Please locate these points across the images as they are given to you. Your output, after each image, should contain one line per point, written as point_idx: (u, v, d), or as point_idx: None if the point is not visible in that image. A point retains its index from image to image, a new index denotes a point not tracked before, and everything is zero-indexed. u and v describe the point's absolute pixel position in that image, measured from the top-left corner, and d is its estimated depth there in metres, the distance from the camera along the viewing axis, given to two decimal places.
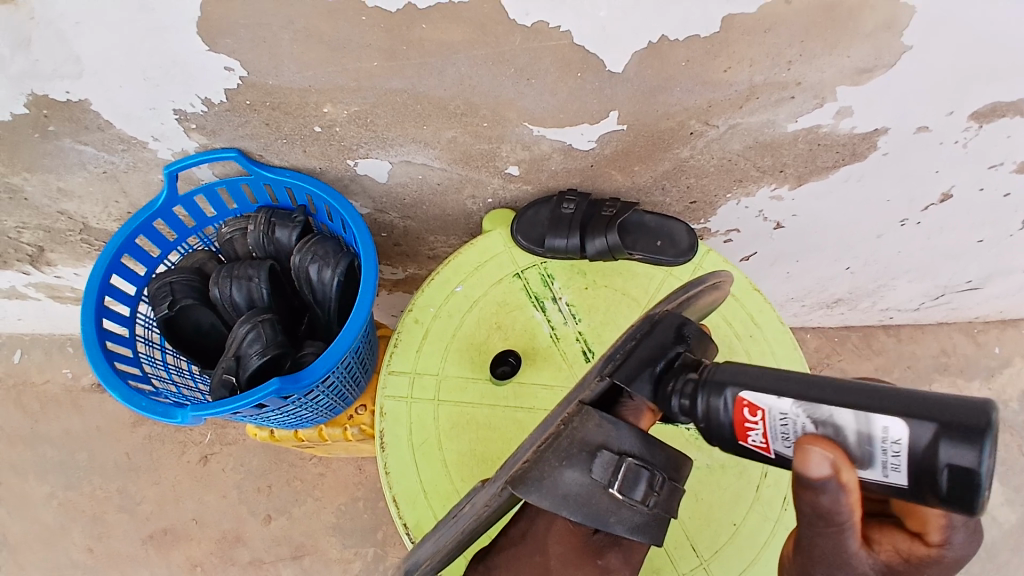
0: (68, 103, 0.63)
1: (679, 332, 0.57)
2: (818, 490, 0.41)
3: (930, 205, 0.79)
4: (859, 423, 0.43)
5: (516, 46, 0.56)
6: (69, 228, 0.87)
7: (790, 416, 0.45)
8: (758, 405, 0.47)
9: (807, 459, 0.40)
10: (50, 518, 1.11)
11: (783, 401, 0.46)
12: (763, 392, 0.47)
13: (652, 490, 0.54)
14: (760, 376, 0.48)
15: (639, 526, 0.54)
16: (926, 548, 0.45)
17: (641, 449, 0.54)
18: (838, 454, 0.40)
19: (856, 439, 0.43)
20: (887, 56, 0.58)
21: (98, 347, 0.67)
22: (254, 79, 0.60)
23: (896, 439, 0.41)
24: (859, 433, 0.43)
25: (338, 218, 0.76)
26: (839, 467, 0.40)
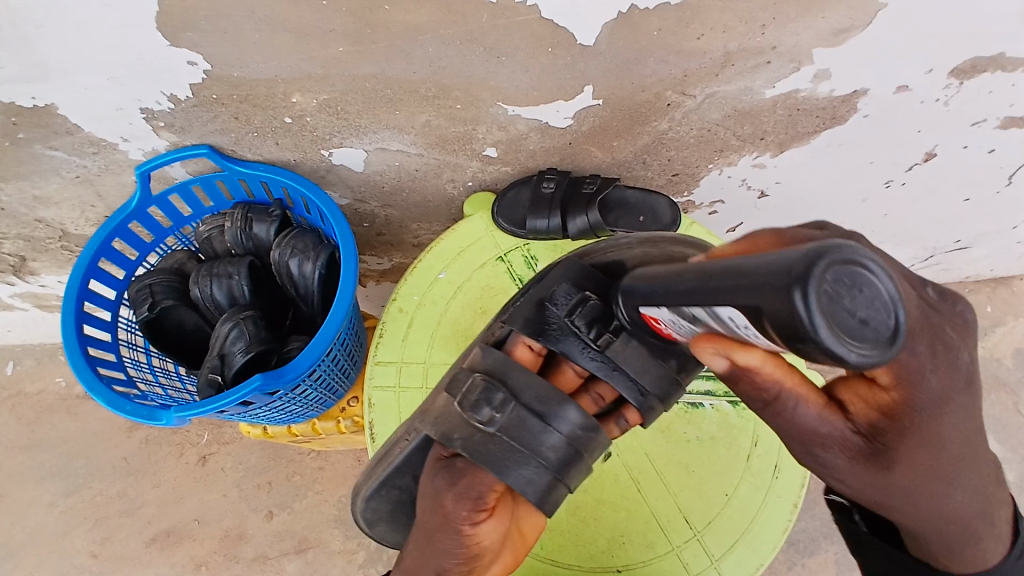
0: (34, 108, 0.62)
1: (572, 277, 0.65)
2: (741, 374, 0.45)
3: (914, 165, 0.78)
4: (710, 313, 0.39)
5: (485, 24, 0.55)
6: (47, 236, 0.86)
7: (675, 321, 0.47)
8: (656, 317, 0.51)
9: (704, 357, 0.45)
10: (51, 526, 1.11)
11: (661, 310, 0.47)
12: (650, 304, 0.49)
13: (493, 410, 0.59)
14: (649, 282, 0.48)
15: (477, 446, 0.58)
16: (886, 394, 0.42)
17: (496, 372, 0.61)
18: (724, 347, 0.43)
19: (725, 328, 0.40)
20: (862, 16, 0.57)
21: (80, 353, 0.66)
22: (219, 72, 0.59)
23: (742, 324, 0.36)
24: (720, 322, 0.39)
25: (315, 210, 0.75)
26: (729, 355, 0.43)
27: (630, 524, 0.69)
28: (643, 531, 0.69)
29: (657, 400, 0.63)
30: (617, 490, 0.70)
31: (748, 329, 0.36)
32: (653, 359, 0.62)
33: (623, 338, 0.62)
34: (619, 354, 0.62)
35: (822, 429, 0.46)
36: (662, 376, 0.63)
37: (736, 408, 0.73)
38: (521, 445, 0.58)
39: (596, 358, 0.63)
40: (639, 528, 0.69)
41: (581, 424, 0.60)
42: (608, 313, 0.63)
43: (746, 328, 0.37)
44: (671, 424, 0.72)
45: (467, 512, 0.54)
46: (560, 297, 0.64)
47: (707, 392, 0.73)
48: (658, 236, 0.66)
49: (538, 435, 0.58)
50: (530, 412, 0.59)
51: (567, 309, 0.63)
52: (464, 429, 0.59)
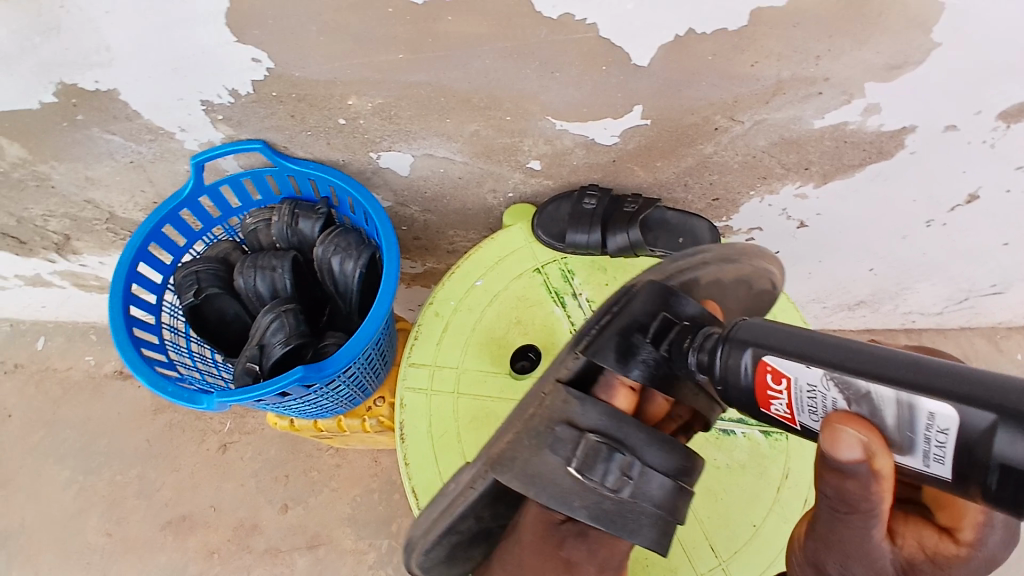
0: (97, 92, 0.64)
1: (659, 297, 0.59)
2: (846, 473, 0.39)
3: (956, 206, 0.78)
4: (900, 399, 0.39)
5: (541, 39, 0.56)
6: (95, 217, 0.88)
7: (817, 388, 0.43)
8: (784, 373, 0.45)
9: (837, 440, 0.39)
10: (69, 502, 1.13)
11: (811, 370, 0.43)
12: (788, 359, 0.45)
13: (623, 474, 0.55)
14: (783, 338, 0.46)
15: (609, 514, 0.54)
16: (956, 547, 0.45)
17: (609, 428, 0.56)
18: (870, 437, 0.39)
19: (894, 419, 0.40)
20: (916, 53, 0.57)
21: (125, 333, 0.68)
22: (280, 71, 0.61)
23: (943, 427, 0.38)
24: (898, 407, 0.39)
25: (360, 210, 0.76)
26: (872, 454, 0.39)
27: None
28: (667, 555, 0.68)
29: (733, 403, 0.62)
30: None
31: (938, 434, 0.38)
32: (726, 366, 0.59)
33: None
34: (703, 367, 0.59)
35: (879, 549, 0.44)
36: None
37: (768, 438, 0.72)
38: (632, 494, 0.55)
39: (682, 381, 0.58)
40: (662, 551, 0.68)
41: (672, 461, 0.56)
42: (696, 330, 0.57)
43: (937, 437, 0.38)
44: (700, 449, 0.72)
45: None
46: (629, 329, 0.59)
47: (739, 420, 0.73)
48: (724, 249, 0.68)
49: (646, 481, 0.55)
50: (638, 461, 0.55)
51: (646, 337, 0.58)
52: (588, 496, 0.54)
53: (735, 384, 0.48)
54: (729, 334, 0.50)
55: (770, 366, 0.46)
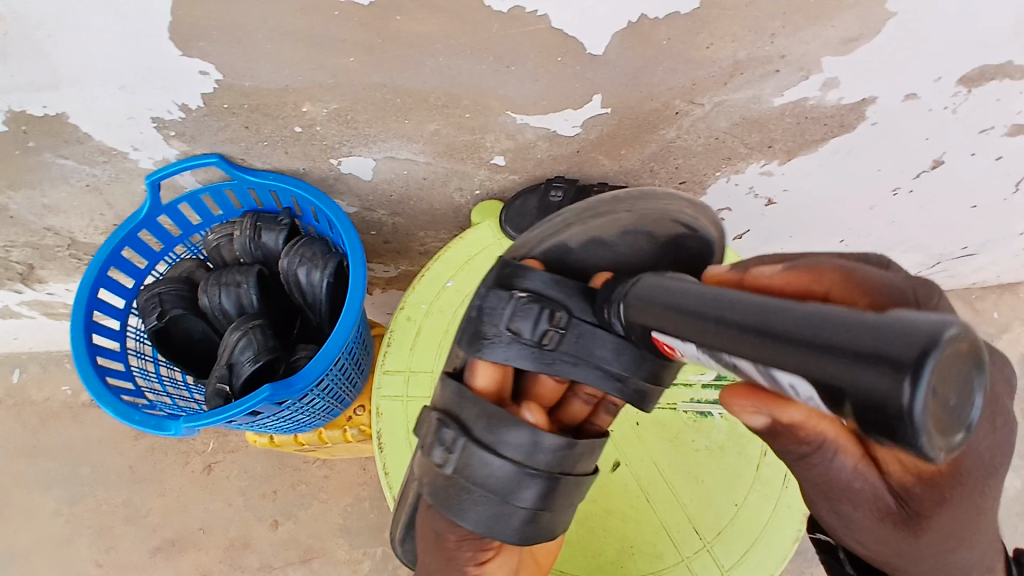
0: (45, 117, 0.62)
1: (501, 277, 0.58)
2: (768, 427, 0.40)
3: (921, 173, 0.78)
4: (762, 370, 0.31)
5: (495, 34, 0.55)
6: (56, 244, 0.86)
7: (701, 358, 0.37)
8: (674, 345, 0.40)
9: (737, 414, 0.39)
10: (54, 534, 1.11)
11: (689, 345, 0.37)
12: (669, 336, 0.40)
13: (446, 451, 0.53)
14: (652, 310, 0.41)
15: (440, 491, 0.54)
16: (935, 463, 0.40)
17: (455, 406, 0.56)
18: (773, 405, 0.37)
19: (764, 379, 0.32)
20: (870, 25, 0.57)
21: (89, 363, 0.66)
22: (231, 82, 0.59)
23: (808, 393, 0.28)
24: (766, 377, 0.31)
25: (324, 219, 0.75)
26: (771, 414, 0.38)
27: (639, 533, 0.69)
28: (653, 541, 0.69)
29: (635, 378, 0.56)
30: (626, 500, 0.70)
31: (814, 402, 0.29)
32: (632, 347, 0.55)
33: (575, 329, 0.55)
34: (586, 347, 0.55)
35: (855, 484, 0.42)
36: (661, 364, 0.56)
37: None
38: (482, 485, 0.52)
39: (554, 359, 0.56)
40: (648, 538, 0.69)
41: (527, 444, 0.53)
42: (551, 306, 0.55)
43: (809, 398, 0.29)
44: (679, 433, 0.72)
45: (473, 554, 0.54)
46: (501, 300, 0.56)
47: (715, 401, 0.73)
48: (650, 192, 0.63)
49: (487, 468, 0.52)
50: (497, 454, 0.52)
51: (508, 314, 0.56)
52: (428, 473, 0.55)
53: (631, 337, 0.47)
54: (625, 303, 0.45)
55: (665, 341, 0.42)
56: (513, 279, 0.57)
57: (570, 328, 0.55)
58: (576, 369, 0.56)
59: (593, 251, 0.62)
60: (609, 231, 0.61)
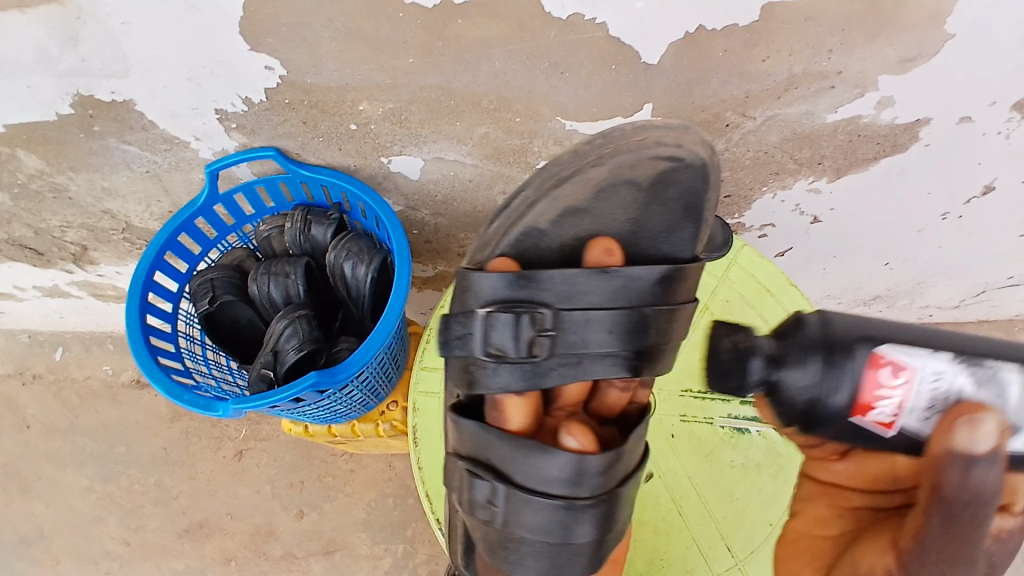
0: (113, 103, 0.65)
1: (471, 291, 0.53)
2: (973, 467, 0.38)
3: (971, 199, 0.77)
4: (1021, 379, 0.43)
5: (552, 40, 0.56)
6: (111, 227, 0.89)
7: (943, 375, 0.43)
8: (905, 364, 0.44)
9: (973, 433, 0.39)
10: (86, 510, 1.14)
11: (937, 358, 0.44)
12: (911, 350, 0.44)
13: (485, 496, 0.54)
14: (901, 334, 0.45)
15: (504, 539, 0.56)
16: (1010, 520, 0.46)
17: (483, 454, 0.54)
18: (1002, 426, 0.39)
19: (1015, 406, 0.43)
20: (928, 45, 0.56)
21: (142, 342, 0.69)
22: (294, 78, 0.61)
23: None
24: (1021, 389, 0.43)
25: (372, 215, 0.76)
26: (999, 442, 0.38)
27: (669, 545, 0.69)
28: (683, 556, 0.69)
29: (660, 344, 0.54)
30: (658, 513, 0.70)
31: None
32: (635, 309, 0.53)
33: (564, 325, 0.51)
34: (585, 339, 0.52)
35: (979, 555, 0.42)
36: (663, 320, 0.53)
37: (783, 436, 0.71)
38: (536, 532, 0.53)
39: (553, 366, 0.52)
40: (677, 551, 0.69)
41: None
42: (529, 309, 0.51)
43: None
44: (716, 449, 0.71)
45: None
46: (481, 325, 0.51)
47: (754, 418, 0.72)
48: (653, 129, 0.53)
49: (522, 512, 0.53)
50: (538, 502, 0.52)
51: (481, 335, 0.51)
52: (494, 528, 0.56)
53: (836, 407, 0.45)
54: (829, 336, 0.45)
55: (887, 356, 0.44)
56: (469, 303, 0.53)
57: (557, 327, 0.51)
58: (587, 366, 0.53)
59: (565, 224, 0.57)
60: (582, 194, 0.55)
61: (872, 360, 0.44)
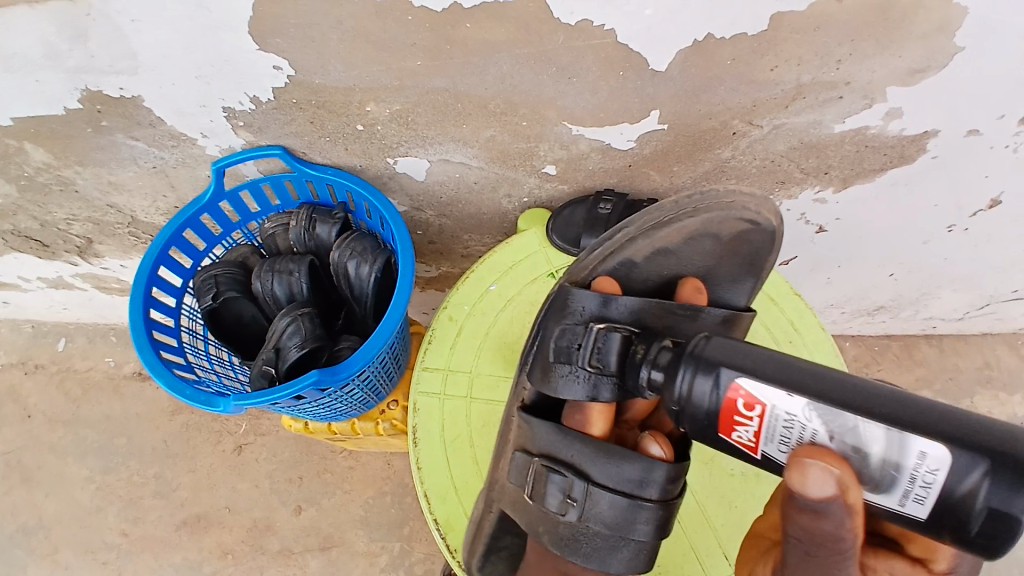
0: (120, 99, 0.65)
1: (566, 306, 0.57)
2: (818, 513, 0.37)
3: (978, 211, 0.76)
4: (890, 437, 0.38)
5: (560, 45, 0.56)
6: (117, 221, 0.90)
7: (796, 417, 0.41)
8: (757, 398, 0.42)
9: (807, 479, 0.37)
10: (87, 500, 1.14)
11: (794, 399, 0.41)
12: (763, 383, 0.42)
13: (564, 496, 0.55)
14: (753, 359, 0.44)
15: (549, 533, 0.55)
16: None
17: (556, 450, 0.56)
18: (843, 471, 0.37)
19: (880, 463, 0.38)
20: (937, 57, 0.56)
21: (145, 336, 0.69)
22: (301, 78, 0.62)
23: (934, 466, 0.37)
24: (886, 450, 0.38)
25: (377, 215, 0.76)
26: (841, 486, 0.37)
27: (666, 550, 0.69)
28: (680, 560, 0.68)
29: None
30: None
31: (931, 473, 0.37)
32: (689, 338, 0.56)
33: None
34: None
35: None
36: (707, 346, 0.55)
37: None
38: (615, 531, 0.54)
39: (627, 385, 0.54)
40: (674, 555, 0.68)
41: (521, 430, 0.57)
42: (621, 331, 0.55)
43: (927, 476, 0.37)
44: (716, 456, 0.71)
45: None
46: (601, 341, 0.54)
47: None
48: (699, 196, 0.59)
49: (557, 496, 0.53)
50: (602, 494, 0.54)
51: (585, 348, 0.54)
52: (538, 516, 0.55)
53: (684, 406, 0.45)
54: (693, 351, 0.46)
55: (743, 389, 0.43)
56: (563, 317, 0.57)
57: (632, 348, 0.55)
58: None
59: (655, 261, 0.60)
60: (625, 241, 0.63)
61: (718, 378, 0.44)
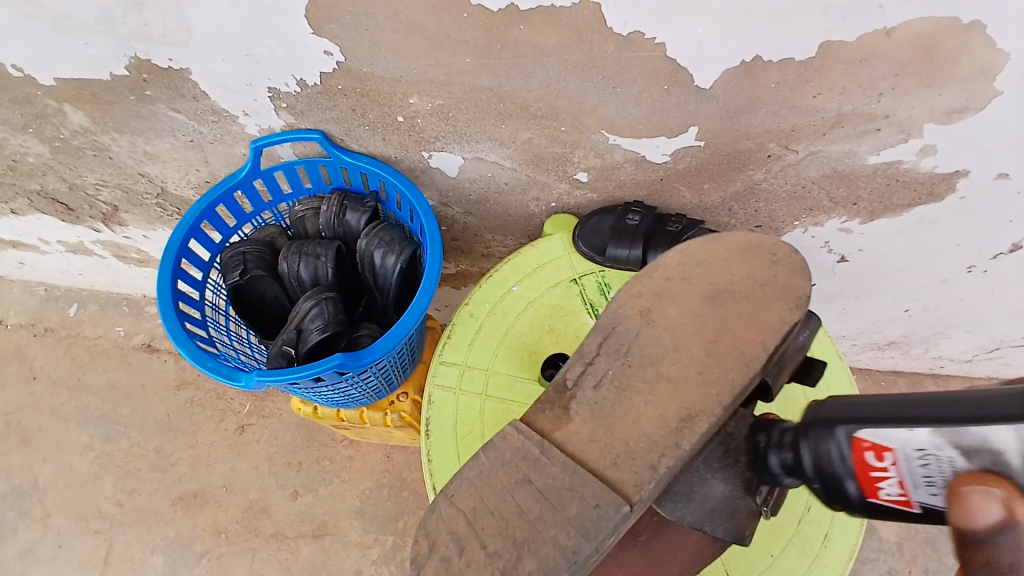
0: (168, 70, 0.66)
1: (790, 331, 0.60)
2: (993, 545, 0.36)
3: (1000, 255, 0.77)
4: (1017, 441, 0.38)
5: (608, 55, 0.57)
6: (146, 191, 0.91)
7: (927, 452, 0.43)
8: (884, 446, 0.45)
9: (971, 507, 0.36)
10: (84, 467, 1.15)
11: (915, 434, 0.43)
12: (884, 429, 0.45)
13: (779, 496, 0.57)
14: (873, 410, 0.46)
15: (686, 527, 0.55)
16: None
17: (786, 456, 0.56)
18: (1006, 492, 0.36)
19: (1019, 465, 0.38)
20: (978, 99, 0.57)
21: (171, 306, 0.70)
22: (350, 65, 0.62)
23: None
24: (1022, 455, 0.38)
25: (407, 207, 0.77)
26: (1008, 508, 0.36)
27: None
28: None
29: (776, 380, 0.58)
30: None
31: None
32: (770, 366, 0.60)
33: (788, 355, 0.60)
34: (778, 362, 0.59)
35: None
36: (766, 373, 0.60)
37: None
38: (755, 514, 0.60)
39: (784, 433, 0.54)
40: None
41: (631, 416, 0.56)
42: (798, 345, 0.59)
43: None
44: None
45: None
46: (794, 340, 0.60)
47: None
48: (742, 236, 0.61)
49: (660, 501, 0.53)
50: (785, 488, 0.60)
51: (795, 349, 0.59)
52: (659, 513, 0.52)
53: (835, 479, 0.49)
54: (810, 421, 0.51)
55: (866, 443, 0.46)
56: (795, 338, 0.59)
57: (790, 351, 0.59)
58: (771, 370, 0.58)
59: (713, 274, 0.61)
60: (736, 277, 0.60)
61: (850, 449, 0.47)
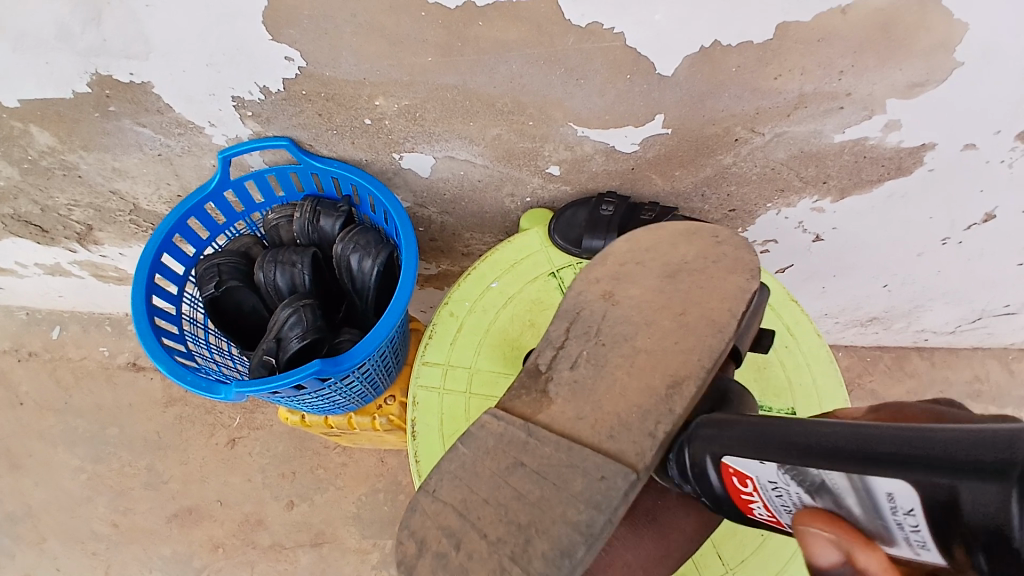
0: (130, 85, 0.66)
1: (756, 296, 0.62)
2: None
3: (973, 225, 0.78)
4: (856, 483, 0.43)
5: (570, 47, 0.57)
6: (119, 208, 0.90)
7: (779, 484, 0.48)
8: (746, 477, 0.50)
9: (809, 543, 0.43)
10: (76, 489, 1.14)
11: (766, 466, 0.48)
12: (743, 459, 0.50)
13: None
14: (732, 440, 0.51)
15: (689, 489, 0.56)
16: None
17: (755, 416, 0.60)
18: (842, 536, 0.42)
19: (863, 509, 0.43)
20: (938, 72, 0.57)
21: (147, 323, 0.69)
22: (312, 70, 0.62)
23: (907, 506, 0.40)
24: (863, 500, 0.43)
25: (381, 209, 0.77)
26: (847, 551, 0.42)
27: None
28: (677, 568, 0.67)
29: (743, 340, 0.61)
30: None
31: (909, 515, 0.40)
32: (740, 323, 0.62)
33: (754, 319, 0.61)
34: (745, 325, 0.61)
35: None
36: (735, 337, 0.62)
37: None
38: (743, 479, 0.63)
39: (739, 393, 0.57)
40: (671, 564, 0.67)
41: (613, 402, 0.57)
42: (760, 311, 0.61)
43: (907, 517, 0.41)
44: None
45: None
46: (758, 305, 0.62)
47: None
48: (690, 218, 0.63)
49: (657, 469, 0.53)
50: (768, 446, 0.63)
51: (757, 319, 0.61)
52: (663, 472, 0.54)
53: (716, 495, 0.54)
54: (686, 440, 0.55)
55: (732, 467, 0.51)
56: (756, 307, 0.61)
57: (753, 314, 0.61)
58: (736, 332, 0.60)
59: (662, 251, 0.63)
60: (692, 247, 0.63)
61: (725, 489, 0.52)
